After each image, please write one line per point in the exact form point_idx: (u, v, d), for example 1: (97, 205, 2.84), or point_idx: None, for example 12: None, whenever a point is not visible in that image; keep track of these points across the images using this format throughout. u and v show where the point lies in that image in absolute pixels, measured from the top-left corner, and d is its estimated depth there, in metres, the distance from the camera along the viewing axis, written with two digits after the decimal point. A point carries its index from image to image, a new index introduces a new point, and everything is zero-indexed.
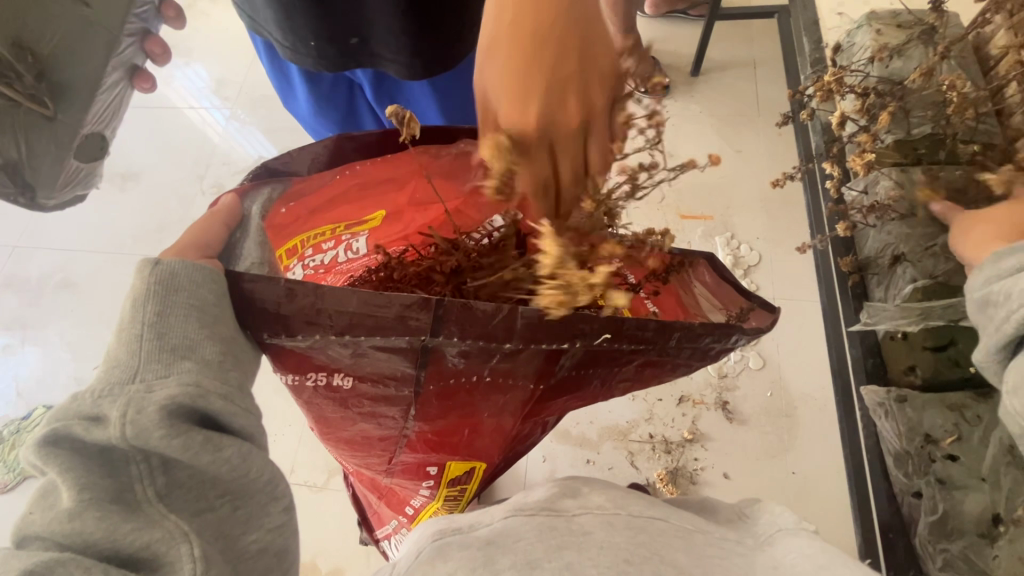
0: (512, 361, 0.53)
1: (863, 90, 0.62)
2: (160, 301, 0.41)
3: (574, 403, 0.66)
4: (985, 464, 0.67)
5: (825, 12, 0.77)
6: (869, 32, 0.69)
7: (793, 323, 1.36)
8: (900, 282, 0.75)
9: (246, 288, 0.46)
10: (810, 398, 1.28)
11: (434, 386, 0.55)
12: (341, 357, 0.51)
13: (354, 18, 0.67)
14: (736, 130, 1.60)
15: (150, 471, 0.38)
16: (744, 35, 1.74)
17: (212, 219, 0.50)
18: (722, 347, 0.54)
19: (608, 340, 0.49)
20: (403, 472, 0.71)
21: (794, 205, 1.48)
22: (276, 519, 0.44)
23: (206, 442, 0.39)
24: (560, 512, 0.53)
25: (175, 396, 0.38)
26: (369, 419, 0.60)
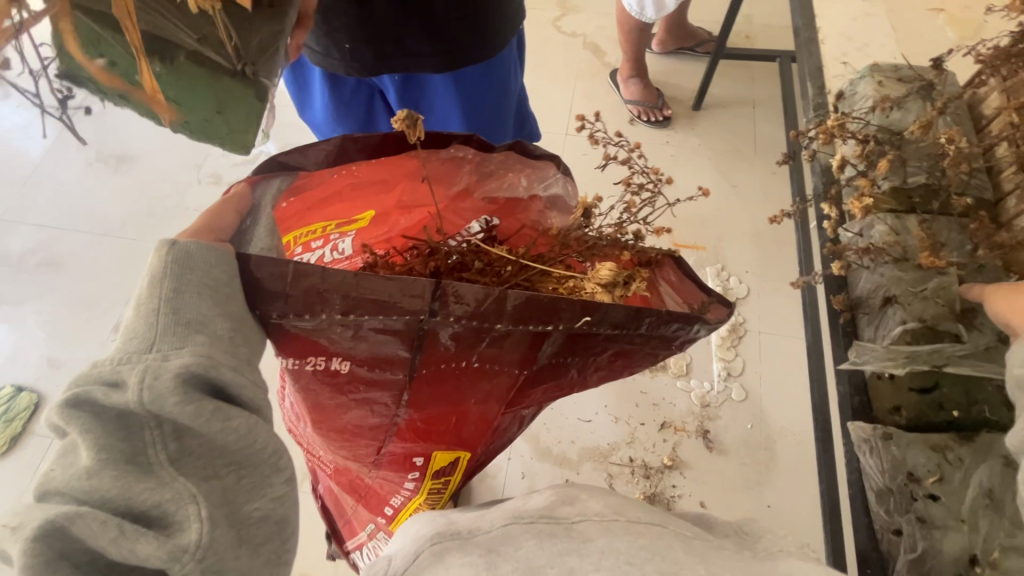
0: (498, 346, 0.54)
1: (864, 136, 0.64)
2: (176, 280, 0.41)
3: (556, 394, 0.66)
4: (967, 507, 0.58)
5: (830, 59, 0.80)
6: (872, 83, 0.71)
7: (781, 354, 1.38)
8: (889, 324, 0.65)
9: (253, 268, 0.45)
10: (790, 432, 1.29)
11: (426, 370, 0.55)
12: (341, 340, 0.51)
13: (391, 28, 0.70)
14: (733, 164, 1.64)
15: (164, 436, 0.38)
16: (746, 75, 1.80)
17: (226, 205, 0.52)
18: (685, 337, 0.54)
19: (590, 323, 0.49)
20: (390, 464, 0.70)
21: (784, 242, 1.52)
22: (280, 489, 0.43)
23: (216, 411, 0.39)
24: (558, 519, 0.53)
25: (189, 365, 0.38)
26: (363, 406, 0.59)
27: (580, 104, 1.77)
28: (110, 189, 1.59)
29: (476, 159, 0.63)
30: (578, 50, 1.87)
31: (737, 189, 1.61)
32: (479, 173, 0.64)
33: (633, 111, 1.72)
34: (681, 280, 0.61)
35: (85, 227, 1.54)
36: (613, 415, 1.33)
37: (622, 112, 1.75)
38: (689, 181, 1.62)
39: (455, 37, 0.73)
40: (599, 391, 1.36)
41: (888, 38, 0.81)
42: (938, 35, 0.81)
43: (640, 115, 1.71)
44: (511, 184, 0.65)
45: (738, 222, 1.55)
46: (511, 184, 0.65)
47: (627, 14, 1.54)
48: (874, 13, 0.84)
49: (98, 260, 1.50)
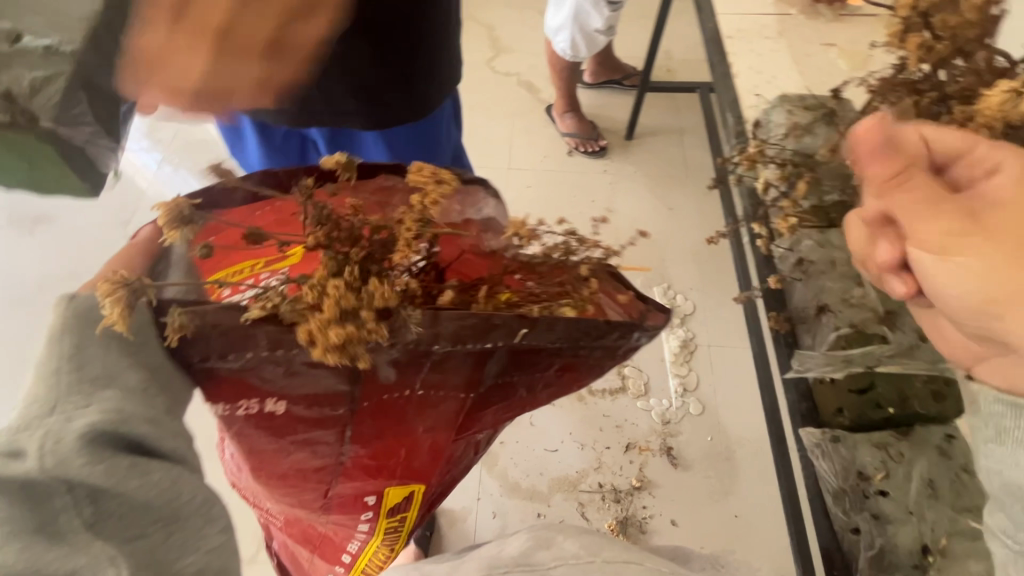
0: (440, 371, 0.52)
1: (783, 161, 0.68)
2: (79, 335, 0.41)
3: (508, 415, 0.65)
4: (912, 497, 0.62)
5: (744, 91, 0.87)
6: (783, 113, 0.77)
7: (732, 365, 1.44)
8: (824, 331, 0.70)
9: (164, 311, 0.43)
10: (747, 440, 1.34)
11: (368, 403, 0.53)
12: (274, 377, 0.48)
13: (326, 87, 0.71)
14: (668, 190, 1.74)
15: (76, 502, 0.37)
16: (671, 105, 1.92)
17: (131, 253, 0.49)
18: (629, 346, 0.52)
19: (528, 336, 0.47)
20: (341, 506, 0.66)
21: (722, 259, 1.61)
22: (214, 539, 0.43)
23: (133, 467, 0.39)
24: (534, 567, 0.54)
25: (96, 423, 0.38)
26: (304, 449, 0.56)
27: (520, 140, 1.84)
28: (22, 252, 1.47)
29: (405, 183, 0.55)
30: (513, 88, 1.95)
31: (674, 212, 1.70)
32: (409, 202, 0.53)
33: (570, 144, 1.79)
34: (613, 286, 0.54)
35: None
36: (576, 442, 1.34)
37: (560, 144, 1.83)
38: (628, 208, 1.70)
39: (385, 95, 0.74)
40: (562, 419, 1.36)
41: (793, 71, 0.90)
42: (833, 67, 0.91)
43: (577, 147, 1.79)
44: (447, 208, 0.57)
45: (677, 244, 1.63)
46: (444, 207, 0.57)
47: (558, 57, 1.63)
48: (776, 50, 0.93)
49: None
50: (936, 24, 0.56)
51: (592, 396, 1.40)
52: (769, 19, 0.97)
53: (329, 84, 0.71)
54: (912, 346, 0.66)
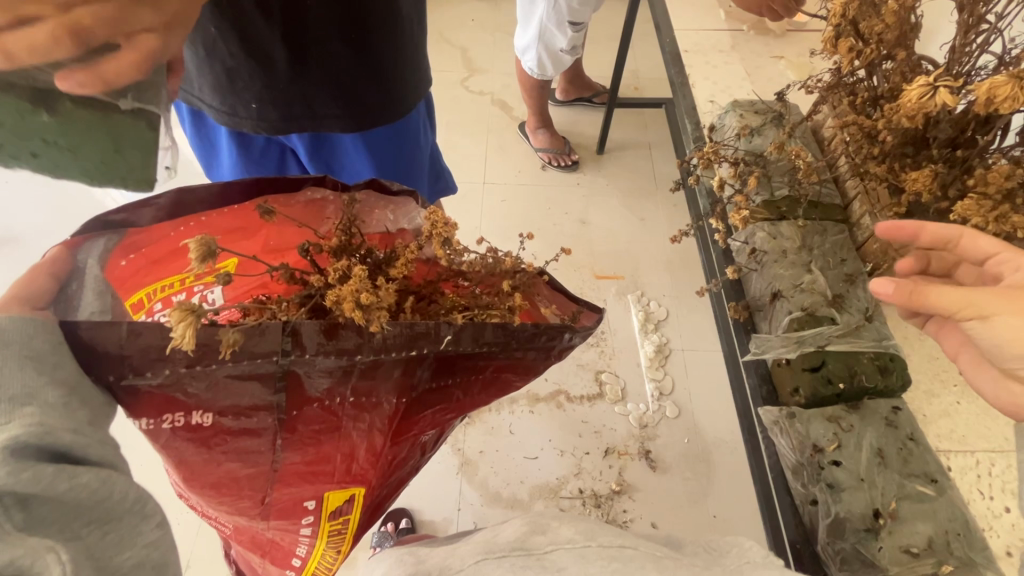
0: (371, 379, 0.55)
1: (734, 160, 0.74)
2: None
3: (448, 416, 0.68)
4: (863, 466, 0.65)
5: (701, 99, 0.92)
6: (735, 116, 0.81)
7: (705, 368, 1.47)
8: (779, 315, 0.74)
9: (83, 335, 0.44)
10: (723, 440, 1.36)
11: (296, 412, 0.54)
12: (200, 392, 0.49)
13: (303, 91, 0.73)
14: (638, 201, 1.80)
15: (6, 508, 0.34)
16: (639, 120, 1.99)
17: (34, 272, 0.47)
18: (562, 345, 0.60)
19: (454, 340, 0.52)
20: (278, 514, 0.62)
21: (694, 267, 1.65)
22: (151, 535, 0.41)
23: (59, 472, 0.36)
24: (532, 551, 0.58)
25: (17, 434, 0.35)
26: (236, 458, 0.55)
27: (494, 156, 1.89)
28: None
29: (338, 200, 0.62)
30: (487, 107, 2.01)
31: (644, 222, 1.76)
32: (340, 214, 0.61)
33: (543, 158, 1.85)
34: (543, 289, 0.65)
35: None
36: (559, 449, 1.34)
37: (533, 159, 1.88)
38: (602, 220, 1.75)
39: (362, 100, 0.77)
40: (541, 427, 1.37)
41: (745, 81, 0.97)
42: (781, 77, 0.98)
43: (550, 161, 1.84)
44: (376, 222, 0.65)
45: (650, 253, 1.68)
46: (376, 222, 0.65)
47: (528, 75, 1.69)
48: (729, 62, 0.99)
49: None
50: (863, 29, 0.61)
51: (570, 402, 1.41)
52: (722, 34, 1.04)
53: (306, 88, 0.73)
54: (856, 326, 0.71)
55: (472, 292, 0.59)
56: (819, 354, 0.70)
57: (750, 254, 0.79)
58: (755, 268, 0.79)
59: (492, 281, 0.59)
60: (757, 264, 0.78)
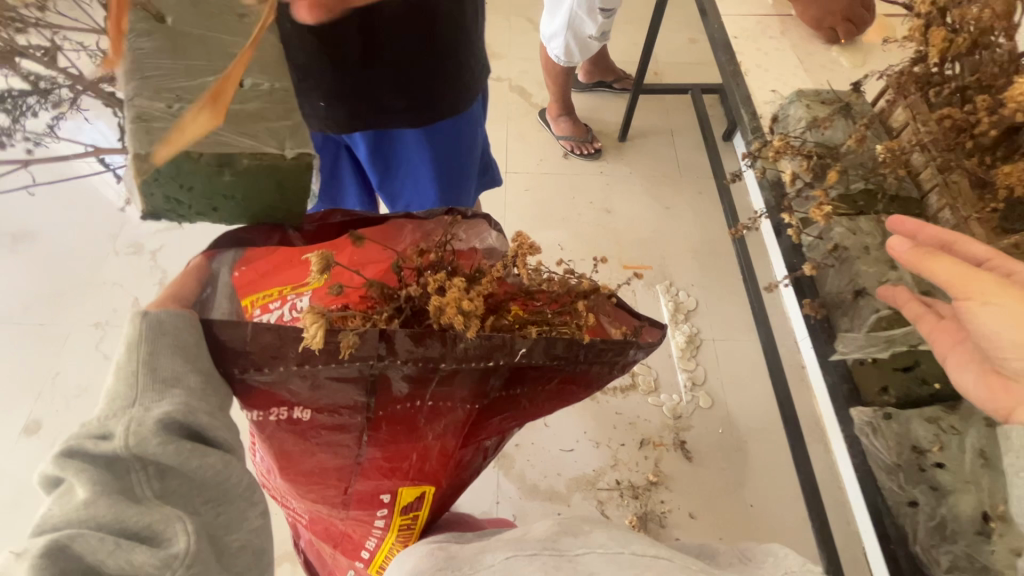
0: (448, 386, 0.62)
1: (809, 152, 0.71)
2: (152, 341, 0.49)
3: (511, 424, 0.76)
4: (968, 467, 0.64)
5: (756, 89, 0.90)
6: (801, 106, 0.79)
7: (737, 357, 1.47)
8: (864, 314, 0.74)
9: (216, 333, 0.53)
10: (757, 430, 1.37)
11: (382, 412, 0.63)
12: (300, 391, 0.59)
13: (376, 88, 0.70)
14: (663, 189, 1.78)
15: (148, 477, 0.44)
16: (662, 106, 1.96)
17: (183, 279, 0.57)
18: (626, 360, 0.67)
19: (527, 353, 0.58)
20: (358, 503, 0.74)
21: (721, 256, 1.64)
22: (254, 521, 0.50)
23: (193, 450, 0.46)
24: (564, 551, 0.59)
25: (169, 412, 0.45)
26: (328, 450, 0.66)
27: (515, 144, 1.86)
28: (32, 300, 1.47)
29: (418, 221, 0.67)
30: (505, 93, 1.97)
31: (670, 211, 1.74)
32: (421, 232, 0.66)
33: (565, 146, 1.82)
34: (613, 313, 0.70)
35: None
36: (593, 441, 1.34)
37: (555, 148, 1.85)
38: (627, 209, 1.73)
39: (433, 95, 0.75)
40: (574, 420, 1.37)
41: (799, 68, 0.94)
42: (834, 64, 0.96)
43: (573, 149, 1.82)
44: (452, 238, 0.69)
45: (676, 242, 1.67)
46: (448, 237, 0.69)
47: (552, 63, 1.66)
48: (781, 49, 0.97)
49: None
50: (955, 16, 0.61)
51: (603, 394, 1.40)
52: (771, 19, 1.01)
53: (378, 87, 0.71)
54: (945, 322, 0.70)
55: (541, 310, 0.64)
56: (910, 356, 0.73)
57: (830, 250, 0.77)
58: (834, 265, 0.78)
59: (565, 300, 0.64)
60: (835, 261, 0.77)
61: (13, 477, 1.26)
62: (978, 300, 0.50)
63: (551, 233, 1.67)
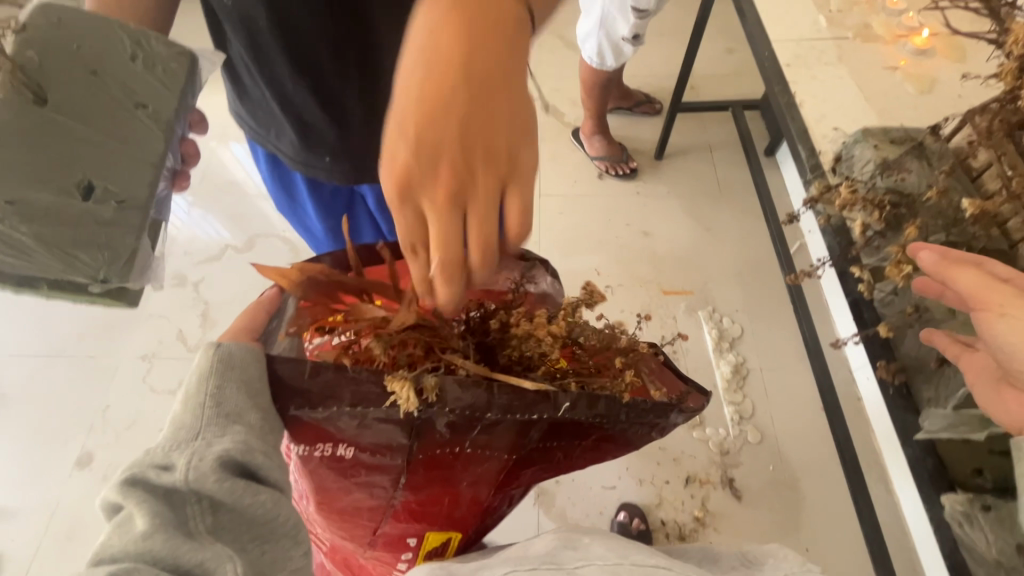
0: (489, 434, 0.59)
1: (881, 202, 0.65)
2: (219, 376, 0.49)
3: (544, 475, 0.74)
4: None
5: (814, 123, 0.85)
6: (869, 146, 0.73)
7: (789, 388, 1.40)
8: (952, 385, 0.62)
9: (275, 369, 0.52)
10: (813, 467, 1.30)
11: (423, 455, 0.61)
12: (347, 428, 0.56)
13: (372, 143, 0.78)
14: (702, 209, 1.72)
15: (202, 510, 0.44)
16: (700, 122, 1.90)
17: (255, 310, 0.59)
18: (666, 424, 0.62)
19: (568, 410, 0.55)
20: (385, 543, 0.75)
21: (764, 275, 1.58)
22: (297, 561, 0.50)
23: (247, 486, 0.45)
24: (561, 565, 0.60)
25: (229, 449, 0.45)
26: (364, 489, 0.65)
27: (548, 165, 1.83)
28: (87, 331, 1.52)
29: None
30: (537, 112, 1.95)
31: (711, 232, 1.68)
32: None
33: (600, 167, 1.78)
34: (660, 372, 0.65)
35: (53, 374, 1.46)
36: (635, 478, 1.30)
37: (589, 168, 1.82)
38: (666, 231, 1.68)
39: None
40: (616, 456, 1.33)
41: (860, 97, 0.89)
42: (899, 90, 0.90)
43: (608, 170, 1.78)
44: None
45: (719, 265, 1.61)
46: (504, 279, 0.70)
47: (588, 71, 1.62)
48: (839, 77, 0.91)
49: (45, 414, 1.40)
50: None
51: None
52: (827, 44, 0.95)
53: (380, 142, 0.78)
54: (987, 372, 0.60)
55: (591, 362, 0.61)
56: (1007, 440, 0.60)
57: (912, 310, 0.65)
58: (912, 325, 0.66)
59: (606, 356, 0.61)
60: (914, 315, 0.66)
61: (62, 513, 1.29)
62: (996, 310, 0.48)
63: (588, 257, 1.63)
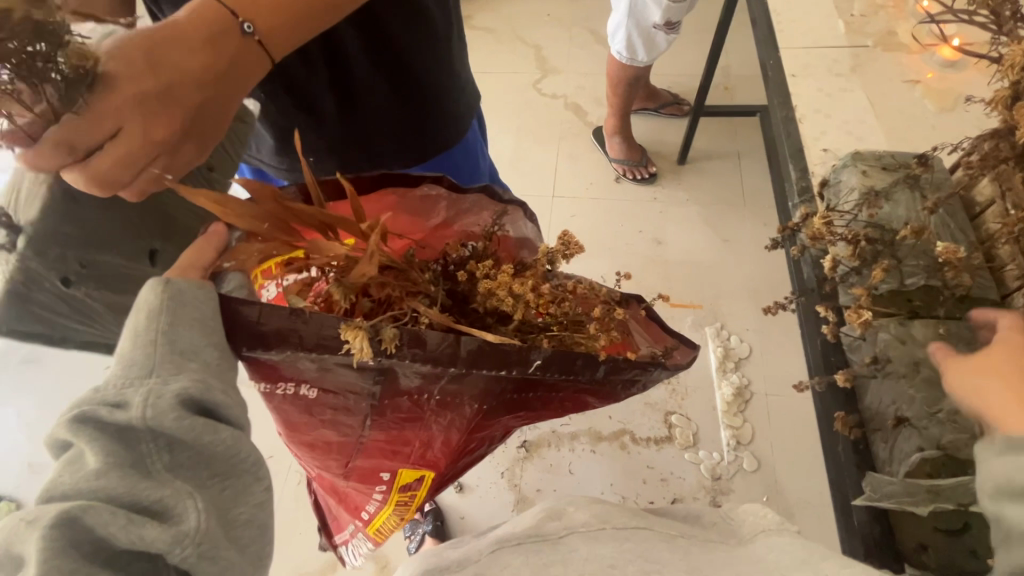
0: (458, 383, 0.59)
1: (854, 237, 0.60)
2: (171, 313, 0.42)
3: (519, 422, 0.73)
4: None
5: (809, 142, 0.79)
6: (857, 173, 0.68)
7: (792, 415, 1.32)
8: (904, 449, 0.58)
9: (234, 308, 0.46)
10: (810, 504, 1.22)
11: (388, 401, 0.60)
12: (308, 369, 0.55)
13: (355, 139, 0.74)
14: (720, 218, 1.64)
15: (157, 448, 0.39)
16: (729, 126, 1.81)
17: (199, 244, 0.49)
18: (647, 378, 0.61)
19: (539, 367, 0.53)
20: (358, 477, 0.69)
21: (781, 292, 1.50)
22: (260, 495, 0.44)
23: (207, 424, 0.40)
24: (547, 535, 0.59)
25: (187, 388, 0.40)
26: (331, 425, 0.62)
27: (565, 166, 1.79)
28: None
29: (451, 197, 0.64)
30: (559, 111, 1.91)
31: (729, 243, 1.59)
32: (456, 208, 0.64)
33: (618, 169, 1.72)
34: (645, 322, 0.67)
35: None
36: (618, 495, 1.26)
37: (607, 170, 1.76)
38: (680, 240, 1.61)
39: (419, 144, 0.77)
40: (602, 467, 1.30)
41: (868, 112, 0.81)
42: (916, 107, 0.81)
43: (625, 173, 1.72)
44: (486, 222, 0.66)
45: (732, 279, 1.53)
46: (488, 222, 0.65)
47: (616, 67, 1.55)
48: (848, 88, 0.83)
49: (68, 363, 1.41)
50: None
51: (635, 444, 1.32)
52: (842, 52, 0.87)
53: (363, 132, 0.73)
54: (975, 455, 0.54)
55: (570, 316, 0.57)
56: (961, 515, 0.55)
57: (868, 360, 0.62)
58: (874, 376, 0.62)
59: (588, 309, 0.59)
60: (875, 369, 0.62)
61: None
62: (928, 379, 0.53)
63: (595, 263, 1.59)
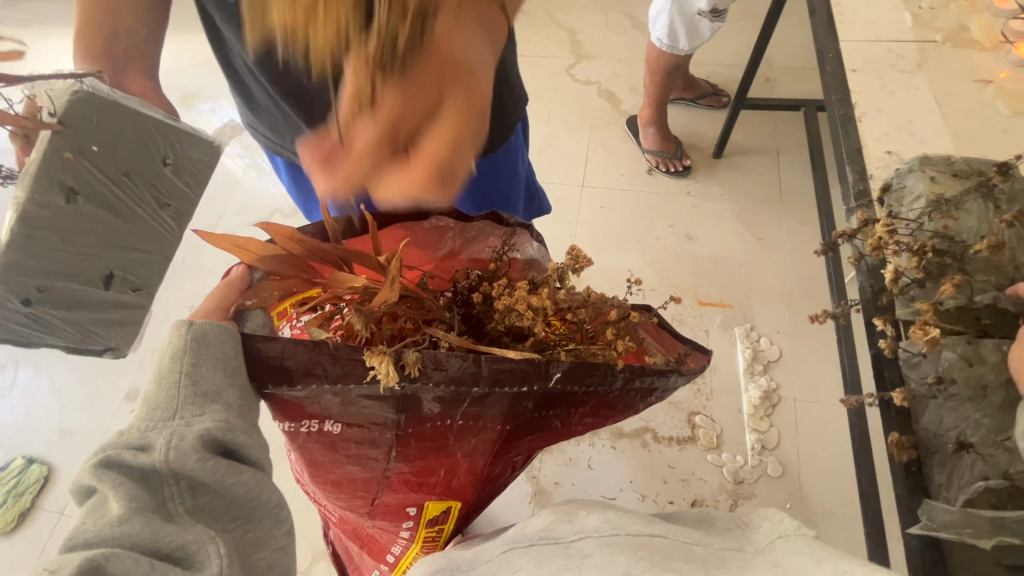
0: (479, 406, 0.56)
1: (919, 247, 0.57)
2: (194, 354, 0.46)
3: (543, 442, 0.71)
4: None
5: (871, 143, 0.74)
6: (923, 178, 0.66)
7: (820, 422, 1.29)
8: (965, 476, 0.58)
9: (256, 349, 0.48)
10: (833, 513, 1.19)
11: (412, 429, 0.57)
12: (332, 406, 0.53)
13: None
14: (755, 216, 1.59)
15: (179, 492, 0.41)
16: (769, 121, 1.74)
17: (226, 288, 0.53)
18: (665, 385, 0.59)
19: (562, 378, 0.51)
20: (384, 514, 0.71)
21: (816, 295, 1.45)
22: (281, 539, 0.47)
23: (228, 466, 0.43)
24: (557, 539, 0.59)
25: (210, 429, 0.43)
26: (356, 462, 0.61)
27: (596, 155, 1.75)
28: None
29: (459, 226, 0.62)
30: (593, 98, 1.86)
31: (763, 243, 1.55)
32: (462, 238, 0.63)
33: (651, 161, 1.68)
34: (656, 333, 0.65)
35: None
36: (637, 492, 1.25)
37: (639, 161, 1.72)
38: (712, 236, 1.57)
39: None
40: (622, 465, 1.28)
41: (935, 114, 0.76)
42: (988, 110, 0.76)
43: (658, 165, 1.67)
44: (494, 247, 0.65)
45: (765, 279, 1.48)
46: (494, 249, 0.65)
47: (655, 55, 1.50)
48: (913, 87, 0.78)
49: None
50: None
51: (658, 443, 1.30)
52: (908, 47, 0.82)
53: None
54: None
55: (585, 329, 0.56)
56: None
57: (933, 380, 0.61)
58: (935, 396, 0.61)
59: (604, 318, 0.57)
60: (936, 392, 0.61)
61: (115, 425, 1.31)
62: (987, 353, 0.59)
63: (623, 257, 1.56)
